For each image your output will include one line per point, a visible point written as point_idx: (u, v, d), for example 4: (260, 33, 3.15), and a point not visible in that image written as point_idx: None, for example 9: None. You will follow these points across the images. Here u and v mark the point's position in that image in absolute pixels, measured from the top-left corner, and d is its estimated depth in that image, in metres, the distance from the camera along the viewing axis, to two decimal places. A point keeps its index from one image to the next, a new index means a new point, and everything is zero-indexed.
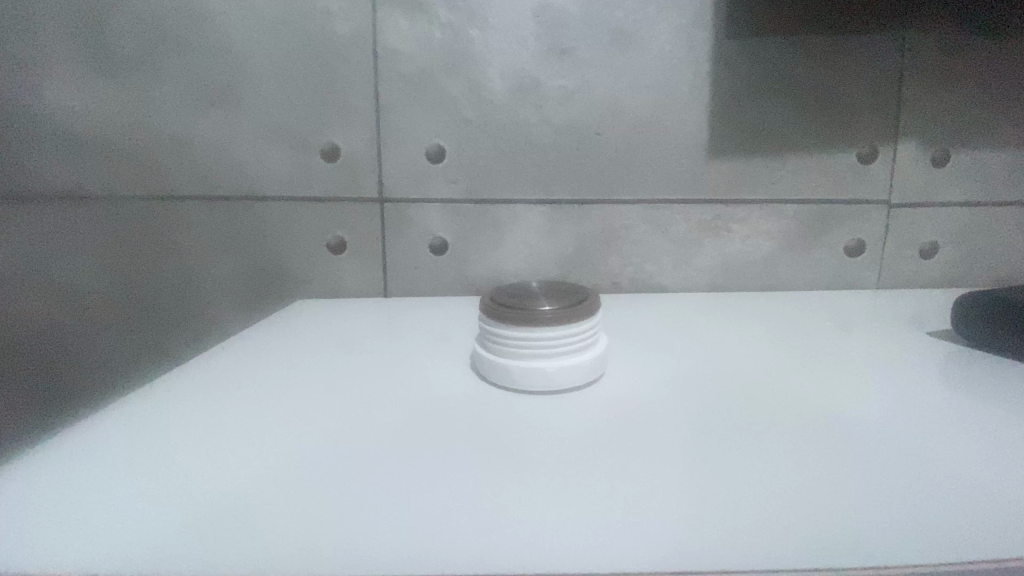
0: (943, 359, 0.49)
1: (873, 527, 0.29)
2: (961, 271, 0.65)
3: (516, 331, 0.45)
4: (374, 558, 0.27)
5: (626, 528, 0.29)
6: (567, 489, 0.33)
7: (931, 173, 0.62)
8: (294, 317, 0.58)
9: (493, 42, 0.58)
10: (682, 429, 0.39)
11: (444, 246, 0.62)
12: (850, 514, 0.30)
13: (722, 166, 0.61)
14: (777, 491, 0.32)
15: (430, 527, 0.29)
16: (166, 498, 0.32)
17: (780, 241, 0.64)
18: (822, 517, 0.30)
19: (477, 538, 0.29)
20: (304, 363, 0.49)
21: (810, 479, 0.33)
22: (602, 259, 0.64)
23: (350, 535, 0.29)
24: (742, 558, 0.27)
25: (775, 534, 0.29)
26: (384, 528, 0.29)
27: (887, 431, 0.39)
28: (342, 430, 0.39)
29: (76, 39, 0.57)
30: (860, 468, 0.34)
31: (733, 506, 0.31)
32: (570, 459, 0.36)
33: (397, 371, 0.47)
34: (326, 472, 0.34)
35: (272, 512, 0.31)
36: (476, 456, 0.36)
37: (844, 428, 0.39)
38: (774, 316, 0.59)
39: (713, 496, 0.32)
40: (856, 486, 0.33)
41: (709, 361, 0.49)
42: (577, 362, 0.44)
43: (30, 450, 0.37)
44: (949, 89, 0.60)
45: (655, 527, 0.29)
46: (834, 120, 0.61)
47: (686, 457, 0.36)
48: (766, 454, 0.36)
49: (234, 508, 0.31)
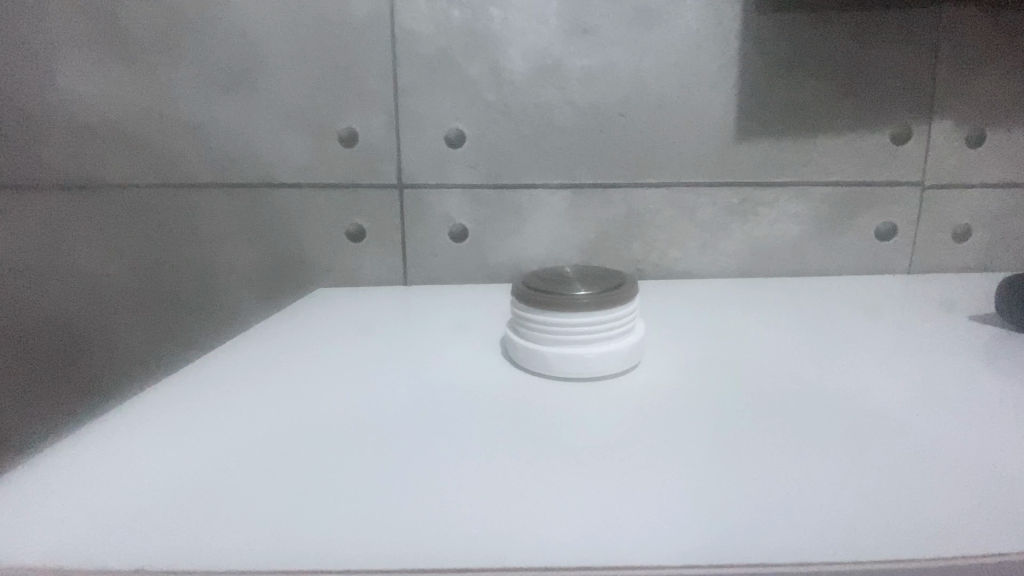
0: (985, 344, 0.47)
1: (925, 522, 0.28)
2: (995, 254, 0.63)
3: (551, 316, 0.43)
4: (420, 552, 0.26)
5: (680, 518, 0.28)
6: (612, 479, 0.31)
7: (965, 154, 0.60)
8: (313, 305, 0.57)
9: (515, 20, 0.56)
10: (722, 418, 0.38)
11: (464, 233, 0.61)
12: (911, 504, 0.29)
13: (749, 147, 0.60)
14: (832, 480, 0.31)
15: (472, 519, 0.28)
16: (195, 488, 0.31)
17: (809, 224, 0.62)
18: (882, 507, 0.29)
19: (525, 530, 0.28)
20: (325, 353, 0.48)
21: (859, 469, 0.32)
22: (625, 245, 0.62)
23: (380, 526, 0.28)
24: (806, 550, 0.26)
25: (835, 525, 0.28)
26: (427, 520, 0.28)
27: (938, 419, 0.37)
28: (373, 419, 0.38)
29: (91, 26, 0.56)
30: (908, 458, 0.33)
31: (788, 496, 0.30)
32: (611, 448, 0.34)
33: (422, 360, 0.46)
34: (355, 461, 0.33)
35: (308, 503, 0.30)
36: (515, 446, 0.35)
37: (887, 417, 0.37)
38: (804, 302, 0.57)
39: (764, 486, 0.31)
40: (912, 475, 0.31)
41: (741, 348, 0.48)
42: (613, 349, 0.43)
43: (58, 438, 0.37)
44: (986, 62, 0.58)
45: (700, 517, 0.28)
46: (867, 99, 0.59)
47: (730, 445, 0.35)
48: (813, 442, 0.35)
49: (263, 497, 0.30)
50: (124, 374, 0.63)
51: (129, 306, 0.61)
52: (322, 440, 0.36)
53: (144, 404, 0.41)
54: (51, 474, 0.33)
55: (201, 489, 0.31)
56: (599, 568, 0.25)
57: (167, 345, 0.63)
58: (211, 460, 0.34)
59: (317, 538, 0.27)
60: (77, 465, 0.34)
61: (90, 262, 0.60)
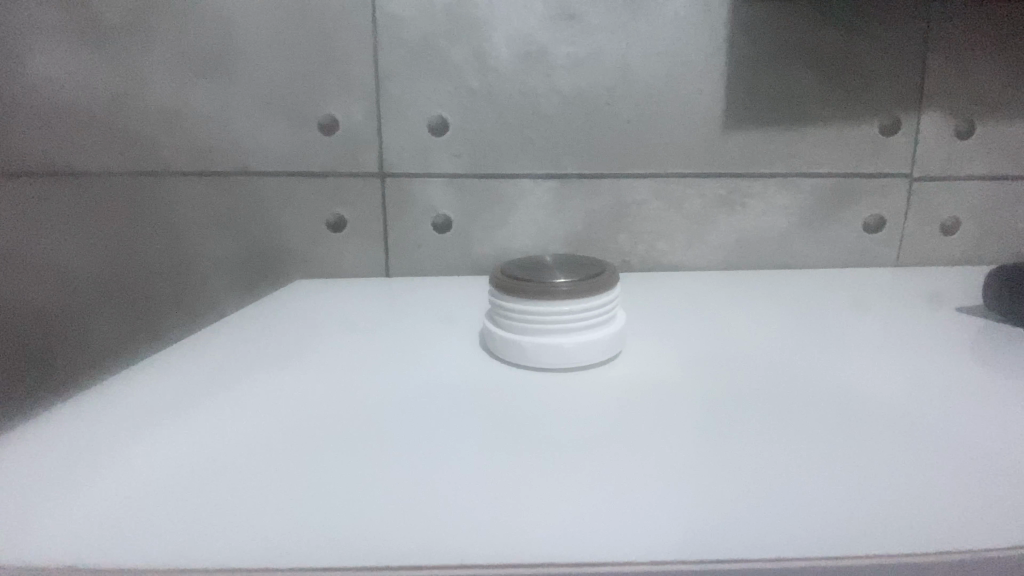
0: (973, 336, 0.47)
1: (908, 515, 0.27)
2: (983, 247, 0.63)
3: (531, 306, 0.42)
4: (387, 548, 0.25)
5: (658, 512, 0.27)
6: (590, 471, 0.31)
7: (954, 146, 0.60)
8: (292, 297, 0.56)
9: (499, 6, 0.55)
10: (707, 409, 0.37)
11: (448, 223, 0.60)
12: (894, 497, 0.28)
13: (737, 138, 0.59)
14: (816, 473, 0.30)
15: (442, 513, 0.27)
16: (153, 483, 0.30)
17: (797, 216, 0.61)
18: (864, 500, 0.28)
19: (497, 525, 0.27)
20: (302, 345, 0.47)
21: (844, 461, 0.31)
22: (612, 236, 0.61)
23: (348, 523, 0.27)
24: (786, 545, 0.25)
25: (815, 518, 0.27)
26: (395, 515, 0.27)
27: (925, 411, 0.37)
28: (348, 412, 0.37)
29: (63, 8, 0.55)
30: (895, 451, 0.32)
31: (770, 489, 0.29)
32: (590, 440, 0.34)
33: (402, 352, 0.45)
34: (326, 454, 0.32)
35: (275, 496, 0.29)
36: (492, 439, 0.34)
37: (873, 410, 0.37)
38: (791, 295, 0.56)
39: (745, 478, 0.30)
40: (898, 468, 0.31)
41: (728, 340, 0.47)
42: (594, 339, 0.42)
43: (21, 428, 0.35)
44: (976, 53, 0.58)
45: (679, 511, 0.27)
46: (856, 89, 0.58)
47: (713, 437, 0.34)
48: (799, 435, 0.34)
49: (226, 494, 0.29)
50: (100, 366, 0.61)
51: (105, 297, 0.60)
52: (293, 433, 0.34)
53: (112, 395, 0.40)
54: (11, 465, 0.31)
55: (170, 481, 0.30)
56: (573, 566, 0.24)
57: (144, 336, 0.61)
58: (175, 453, 0.33)
59: (282, 535, 0.26)
60: (39, 456, 0.32)
61: (63, 251, 0.58)
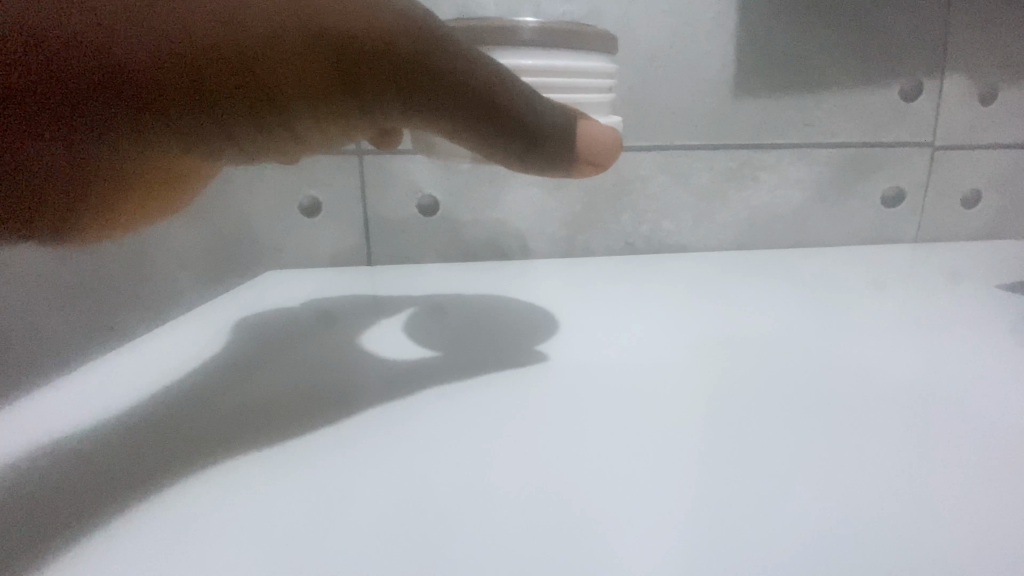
0: (1011, 310, 0.43)
1: (1003, 506, 0.22)
2: (1004, 221, 0.59)
3: (555, 64, 0.39)
4: (370, 555, 0.20)
5: (704, 507, 0.23)
6: (621, 461, 0.25)
7: (977, 111, 0.56)
8: (263, 292, 0.48)
9: None
10: (738, 389, 0.32)
11: (435, 205, 0.55)
12: (985, 487, 0.24)
13: (748, 104, 0.54)
14: (884, 459, 0.26)
15: (443, 510, 0.22)
16: (94, 484, 0.23)
17: (812, 190, 0.57)
18: (950, 489, 0.23)
19: (514, 525, 0.22)
20: (272, 330, 0.40)
21: (911, 445, 0.27)
22: (614, 216, 0.57)
23: (303, 542, 0.21)
24: (871, 547, 0.20)
25: (897, 511, 0.22)
26: (383, 513, 0.22)
27: (981, 387, 0.32)
28: (322, 396, 0.31)
29: None
30: (967, 434, 0.28)
31: (836, 479, 0.24)
32: (617, 426, 0.28)
33: (382, 331, 0.41)
34: (292, 451, 0.26)
35: (239, 492, 0.23)
36: (505, 426, 0.28)
37: (924, 388, 0.32)
38: (809, 274, 0.52)
39: (806, 468, 0.25)
40: (980, 455, 0.26)
41: (746, 320, 0.43)
42: (597, 90, 0.41)
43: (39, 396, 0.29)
44: (1003, 11, 0.53)
45: (730, 506, 0.23)
46: (877, 50, 0.53)
47: (758, 419, 0.29)
48: (850, 415, 0.30)
49: (155, 498, 0.23)
50: None
51: None
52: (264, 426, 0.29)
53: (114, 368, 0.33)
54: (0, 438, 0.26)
55: (144, 474, 0.24)
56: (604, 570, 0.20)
57: None
58: (111, 451, 0.26)
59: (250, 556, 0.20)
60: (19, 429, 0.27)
61: None
